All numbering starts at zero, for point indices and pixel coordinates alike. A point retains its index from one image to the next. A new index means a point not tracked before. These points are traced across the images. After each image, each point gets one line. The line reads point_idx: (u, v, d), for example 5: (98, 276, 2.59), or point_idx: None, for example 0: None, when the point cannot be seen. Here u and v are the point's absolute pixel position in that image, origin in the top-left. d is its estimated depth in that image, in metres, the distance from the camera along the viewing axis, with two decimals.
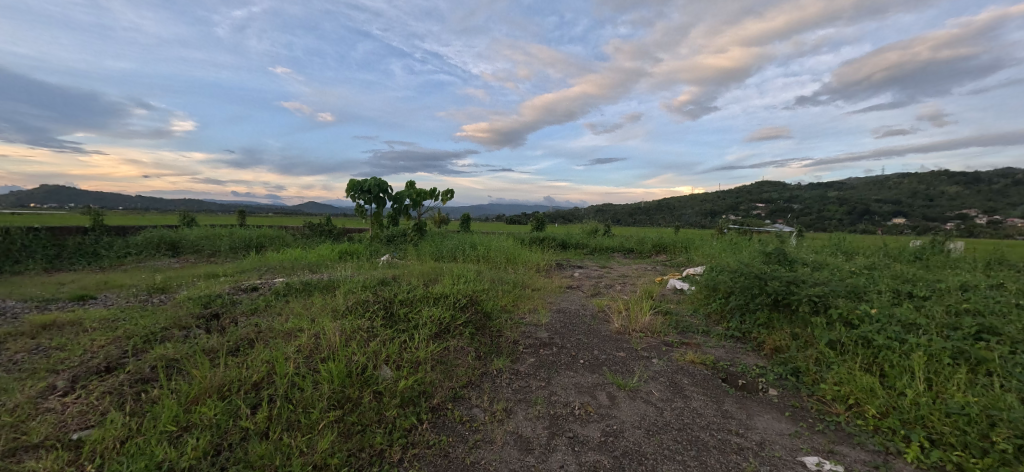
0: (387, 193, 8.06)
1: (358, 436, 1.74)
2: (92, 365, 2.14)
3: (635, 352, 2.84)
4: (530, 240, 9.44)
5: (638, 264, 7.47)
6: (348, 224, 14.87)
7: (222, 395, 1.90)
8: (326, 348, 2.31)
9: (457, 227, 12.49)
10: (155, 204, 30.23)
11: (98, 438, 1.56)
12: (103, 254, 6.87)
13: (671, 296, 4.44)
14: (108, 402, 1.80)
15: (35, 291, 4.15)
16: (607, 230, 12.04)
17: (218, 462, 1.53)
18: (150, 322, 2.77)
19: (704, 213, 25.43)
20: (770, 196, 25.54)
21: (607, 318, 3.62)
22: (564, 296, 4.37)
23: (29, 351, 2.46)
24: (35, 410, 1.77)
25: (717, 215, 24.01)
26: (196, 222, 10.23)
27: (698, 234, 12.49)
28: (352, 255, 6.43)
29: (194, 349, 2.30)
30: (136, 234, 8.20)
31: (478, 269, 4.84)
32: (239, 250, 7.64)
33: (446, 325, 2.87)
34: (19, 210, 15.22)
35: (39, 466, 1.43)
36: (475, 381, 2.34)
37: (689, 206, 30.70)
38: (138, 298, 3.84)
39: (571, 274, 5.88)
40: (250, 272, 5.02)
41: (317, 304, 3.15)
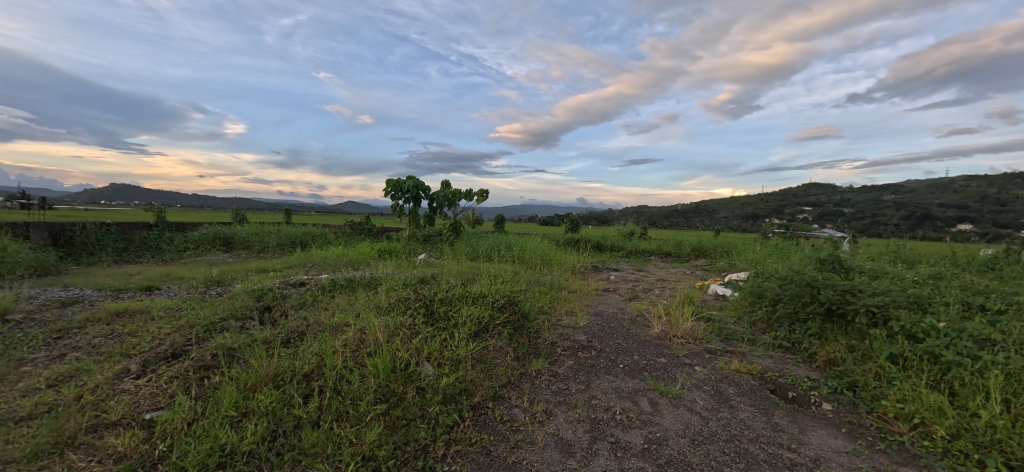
0: (423, 194, 8.19)
1: (403, 430, 1.78)
2: (160, 351, 2.33)
3: (676, 358, 2.76)
4: (564, 242, 9.32)
5: (677, 269, 7.20)
6: (384, 223, 15.34)
7: (277, 384, 2.00)
8: (371, 342, 2.39)
9: (490, 227, 12.58)
10: (206, 202, 32.43)
11: (168, 419, 1.69)
12: (165, 249, 7.35)
13: (713, 302, 4.25)
14: (175, 386, 1.95)
15: (109, 282, 4.49)
16: (643, 233, 11.78)
17: (274, 448, 1.62)
18: (209, 312, 2.96)
19: (742, 217, 24.53)
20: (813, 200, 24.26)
21: (646, 324, 3.51)
22: (600, 300, 4.29)
23: (105, 336, 2.74)
24: (112, 391, 1.97)
25: (757, 220, 22.94)
26: (246, 220, 10.84)
27: (739, 238, 12.03)
28: (390, 253, 6.61)
29: (250, 340, 2.44)
30: (194, 230, 8.76)
31: (514, 270, 4.83)
32: (286, 247, 8.03)
33: (485, 324, 2.90)
34: (96, 206, 16.96)
35: (117, 443, 1.57)
36: (514, 382, 2.35)
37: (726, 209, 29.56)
38: (198, 290, 4.09)
39: (606, 276, 5.81)
40: (296, 268, 5.26)
41: (361, 300, 3.25)
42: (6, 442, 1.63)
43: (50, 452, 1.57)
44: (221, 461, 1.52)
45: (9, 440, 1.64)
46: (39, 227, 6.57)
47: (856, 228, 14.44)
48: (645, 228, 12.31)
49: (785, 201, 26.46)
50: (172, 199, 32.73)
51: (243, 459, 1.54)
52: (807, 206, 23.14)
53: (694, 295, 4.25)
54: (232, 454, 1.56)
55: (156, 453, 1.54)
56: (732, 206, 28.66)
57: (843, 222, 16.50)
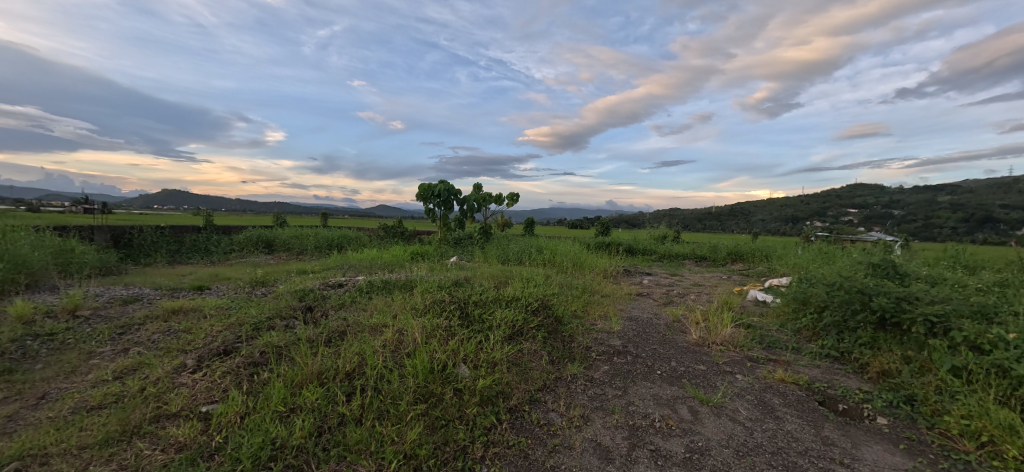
0: (454, 198, 8.34)
1: (442, 430, 1.80)
2: (213, 347, 2.49)
3: (716, 366, 2.68)
4: (594, 246, 9.22)
5: (712, 273, 6.98)
6: (414, 227, 15.69)
7: (321, 382, 2.08)
8: (409, 343, 2.45)
9: (519, 231, 12.64)
10: (247, 207, 34.23)
11: (223, 413, 1.79)
12: (213, 251, 7.80)
13: (753, 308, 4.11)
14: (227, 381, 2.06)
15: (165, 281, 4.81)
16: (676, 237, 11.51)
17: (321, 443, 1.68)
18: (256, 311, 3.12)
19: (781, 220, 23.55)
20: (857, 202, 22.97)
21: (683, 330, 3.46)
22: (634, 304, 4.21)
23: (163, 332, 2.96)
24: (172, 384, 2.12)
25: (797, 223, 21.94)
26: (286, 223, 11.37)
27: (779, 242, 11.53)
28: (423, 256, 6.75)
29: (295, 339, 2.55)
30: (238, 233, 9.25)
31: (546, 273, 4.82)
32: (323, 250, 8.34)
33: (520, 327, 2.92)
34: (151, 210, 18.25)
35: (178, 434, 1.68)
36: (550, 385, 2.34)
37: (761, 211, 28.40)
38: (244, 290, 4.31)
39: (639, 280, 5.71)
40: (334, 270, 5.45)
41: (397, 302, 3.33)
42: (81, 428, 1.82)
43: (119, 440, 1.72)
44: (272, 454, 1.60)
45: (83, 426, 1.84)
46: (103, 230, 7.12)
47: (908, 231, 13.54)
48: (677, 232, 11.99)
49: (825, 202, 25.19)
50: (216, 203, 34.66)
51: (292, 453, 1.61)
52: (850, 208, 21.94)
53: (732, 300, 4.11)
54: (282, 448, 1.64)
55: (213, 444, 1.64)
56: (768, 209, 27.56)
57: (893, 225, 15.53)
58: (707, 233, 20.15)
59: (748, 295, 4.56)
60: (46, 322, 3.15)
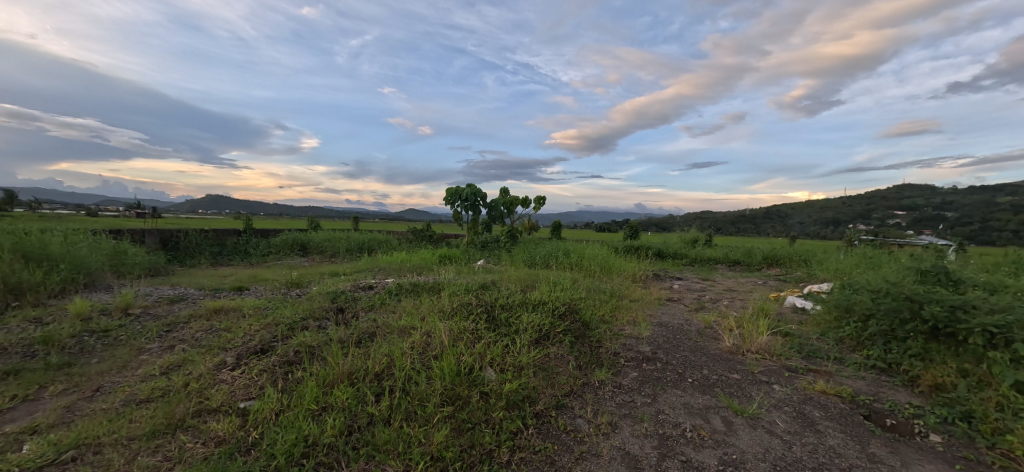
0: (480, 201, 8.42)
1: (468, 433, 1.81)
2: (251, 345, 2.59)
3: (751, 375, 2.58)
4: (623, 249, 9.06)
5: (747, 279, 6.72)
6: (442, 230, 15.97)
7: (352, 382, 2.13)
8: (437, 345, 2.47)
9: (546, 234, 12.63)
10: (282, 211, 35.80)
11: (259, 409, 1.85)
12: (252, 253, 8.17)
13: (791, 316, 3.93)
14: (264, 378, 2.14)
15: (208, 282, 5.06)
16: (708, 240, 11.19)
17: (351, 442, 1.72)
18: (291, 312, 3.23)
19: (819, 224, 22.50)
20: (903, 204, 21.65)
21: (716, 337, 3.35)
22: (664, 310, 4.11)
23: (206, 330, 3.11)
24: (213, 380, 2.23)
25: (837, 226, 20.89)
26: (319, 226, 11.80)
27: (820, 246, 11.00)
28: (451, 259, 6.84)
29: (328, 339, 2.62)
30: (275, 236, 9.67)
31: (573, 277, 4.78)
32: (354, 252, 8.58)
33: (547, 332, 2.90)
34: (197, 214, 19.39)
35: (218, 428, 1.76)
36: (577, 391, 2.31)
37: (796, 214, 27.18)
38: (280, 291, 4.48)
39: (669, 285, 5.57)
40: (365, 272, 5.60)
41: (425, 304, 3.37)
42: (131, 420, 1.93)
43: (164, 433, 1.81)
44: (305, 451, 1.64)
45: (133, 418, 1.95)
46: (153, 233, 7.60)
47: (964, 235, 12.61)
48: (709, 236, 11.64)
49: (867, 204, 23.88)
50: (253, 208, 36.37)
51: (324, 450, 1.65)
52: (895, 211, 20.70)
53: (769, 307, 3.95)
54: (314, 446, 1.68)
55: (249, 439, 1.70)
56: (804, 212, 26.40)
57: (945, 228, 14.54)
58: (739, 237, 19.47)
59: (786, 302, 4.36)
60: (101, 319, 3.37)
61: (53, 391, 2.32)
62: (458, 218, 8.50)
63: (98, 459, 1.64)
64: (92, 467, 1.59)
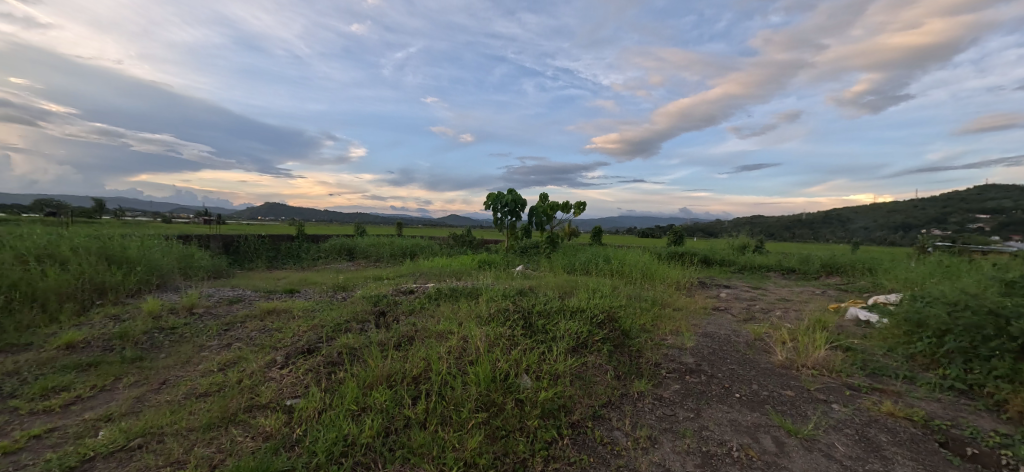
0: (521, 208, 8.49)
1: (502, 441, 1.79)
2: (298, 346, 2.72)
3: (807, 392, 2.38)
4: (666, 256, 8.74)
5: (803, 288, 6.27)
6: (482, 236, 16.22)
7: (390, 384, 2.17)
8: (473, 351, 2.48)
9: (586, 240, 12.50)
10: (328, 218, 37.82)
11: (304, 407, 1.93)
12: (303, 257, 8.66)
13: (854, 330, 3.62)
14: (309, 378, 2.23)
15: (263, 284, 5.40)
16: (759, 247, 10.62)
17: (388, 444, 1.75)
18: (337, 314, 3.36)
19: (884, 230, 20.75)
20: (984, 207, 19.50)
21: (767, 349, 3.14)
22: (710, 320, 3.91)
23: (259, 330, 3.30)
24: (263, 378, 2.35)
25: (906, 232, 19.15)
26: (365, 232, 12.34)
27: (889, 253, 10.09)
28: (490, 265, 6.91)
29: (369, 342, 2.70)
30: (324, 241, 10.19)
31: (613, 284, 4.67)
32: (397, 257, 8.86)
33: (584, 340, 2.83)
34: (255, 221, 20.89)
35: (266, 424, 1.85)
36: (615, 402, 2.23)
37: (854, 219, 25.16)
38: (328, 294, 4.69)
39: (716, 294, 5.32)
40: (406, 277, 5.76)
41: (463, 309, 3.41)
42: (190, 413, 2.07)
43: (218, 425, 1.93)
44: (344, 450, 1.68)
45: (192, 410, 2.09)
46: (217, 239, 8.25)
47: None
48: (760, 242, 11.03)
49: (939, 208, 21.73)
50: (302, 215, 38.50)
51: (362, 451, 1.69)
52: (975, 214, 18.68)
53: (827, 318, 3.66)
54: (352, 445, 1.72)
55: (293, 436, 1.77)
56: (864, 217, 24.45)
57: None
58: (792, 243, 18.27)
59: (848, 314, 4.01)
60: (170, 317, 3.67)
61: (126, 383, 2.54)
62: (500, 224, 8.59)
63: (160, 447, 1.77)
64: (155, 455, 1.71)
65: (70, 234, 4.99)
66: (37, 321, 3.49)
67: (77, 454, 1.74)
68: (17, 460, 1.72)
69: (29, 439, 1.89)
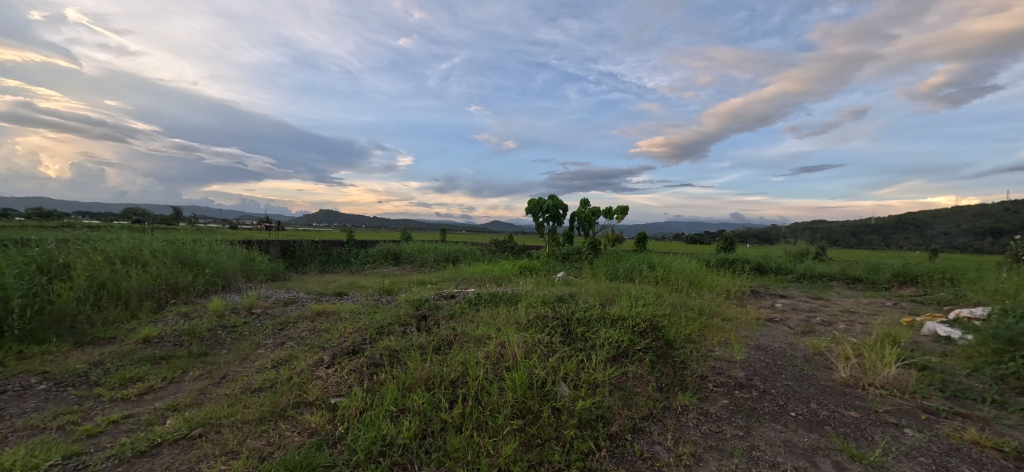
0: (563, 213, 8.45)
1: (537, 449, 1.76)
2: (344, 347, 2.83)
3: (874, 414, 2.17)
4: (715, 263, 8.33)
5: (871, 299, 5.75)
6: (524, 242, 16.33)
7: (429, 387, 2.21)
8: (510, 357, 2.47)
9: (630, 246, 12.23)
10: (373, 224, 39.55)
11: (346, 406, 2.00)
12: (353, 261, 9.10)
13: (933, 346, 3.25)
14: (353, 378, 2.32)
15: (316, 287, 5.71)
16: (821, 254, 9.89)
17: (424, 446, 1.76)
18: (381, 317, 3.48)
19: (967, 237, 18.66)
20: None
21: (828, 366, 2.89)
22: (763, 331, 3.67)
23: (310, 330, 3.48)
24: (312, 376, 2.47)
25: (995, 239, 17.09)
26: (411, 238, 12.79)
27: (980, 262, 9.01)
28: (531, 271, 6.92)
29: (410, 344, 2.77)
30: (372, 246, 10.67)
31: (657, 292, 4.52)
32: (440, 262, 9.08)
33: (625, 349, 2.74)
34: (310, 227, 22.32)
35: (312, 420, 1.93)
36: (657, 415, 2.13)
37: (928, 225, 22.76)
38: (374, 297, 4.88)
39: (770, 304, 5.00)
40: (449, 282, 5.89)
41: (502, 315, 3.41)
42: (244, 406, 2.21)
43: (269, 419, 2.04)
44: (382, 450, 1.71)
45: (246, 404, 2.23)
46: (276, 244, 8.87)
47: None
48: (821, 249, 10.27)
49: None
50: (348, 222, 40.49)
51: (399, 451, 1.72)
52: None
53: (899, 333, 3.32)
54: (390, 445, 1.76)
55: (336, 433, 1.83)
56: (942, 223, 22.11)
57: None
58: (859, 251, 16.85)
59: (924, 329, 3.63)
60: (232, 316, 3.96)
61: (192, 376, 2.76)
62: (541, 230, 8.60)
63: (217, 437, 1.90)
64: (213, 444, 1.84)
65: (151, 239, 5.54)
66: (121, 317, 3.89)
67: (147, 439, 1.90)
68: (98, 442, 1.91)
69: (108, 424, 2.09)
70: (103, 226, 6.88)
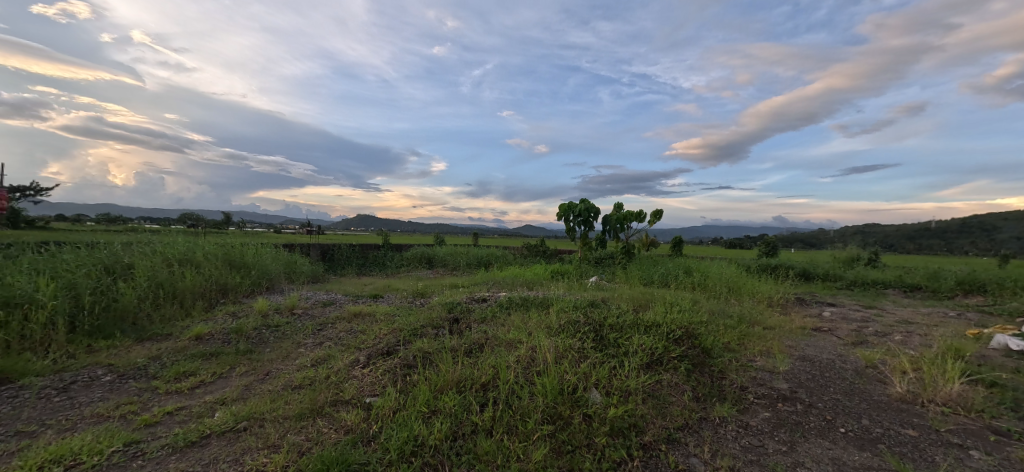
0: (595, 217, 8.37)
1: (567, 456, 1.73)
2: (379, 347, 2.91)
3: (935, 434, 2.00)
4: (755, 269, 7.96)
5: (933, 309, 5.33)
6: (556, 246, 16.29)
7: (460, 389, 2.23)
8: (541, 361, 2.46)
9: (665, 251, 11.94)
10: (404, 228, 40.61)
11: (380, 406, 2.05)
12: (389, 264, 9.37)
13: (1004, 361, 2.96)
14: (386, 378, 2.37)
15: (353, 289, 5.91)
16: (874, 260, 9.27)
17: (455, 448, 1.78)
18: (415, 319, 3.56)
19: None
20: None
21: (883, 380, 2.70)
22: (808, 341, 3.48)
23: (347, 331, 3.60)
24: (348, 375, 2.55)
25: None
26: (444, 242, 13.04)
27: None
28: (563, 275, 6.88)
29: (442, 347, 2.81)
30: (406, 249, 10.97)
31: (694, 298, 4.38)
32: (474, 266, 9.16)
33: (659, 356, 2.67)
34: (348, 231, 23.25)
35: (348, 418, 1.99)
36: (693, 426, 2.06)
37: (998, 228, 20.81)
38: (408, 300, 5.00)
39: (817, 312, 4.72)
40: (481, 285, 5.95)
41: (533, 319, 3.40)
42: (285, 403, 2.31)
43: (308, 416, 2.12)
44: (414, 450, 1.74)
45: (287, 400, 2.33)
46: (317, 248, 9.28)
47: None
48: (875, 255, 9.62)
49: None
50: (381, 226, 41.71)
51: (430, 452, 1.74)
52: None
53: (964, 347, 3.05)
54: (421, 445, 1.78)
55: (370, 431, 1.88)
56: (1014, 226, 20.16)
57: None
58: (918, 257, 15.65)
59: (994, 342, 3.32)
60: (275, 316, 4.17)
61: (239, 372, 2.92)
62: (572, 234, 8.56)
63: (260, 431, 1.99)
64: (256, 437, 1.93)
65: (203, 243, 5.93)
66: (176, 315, 4.17)
67: (197, 431, 2.02)
68: (154, 432, 2.05)
69: (163, 415, 2.24)
70: (162, 230, 7.42)
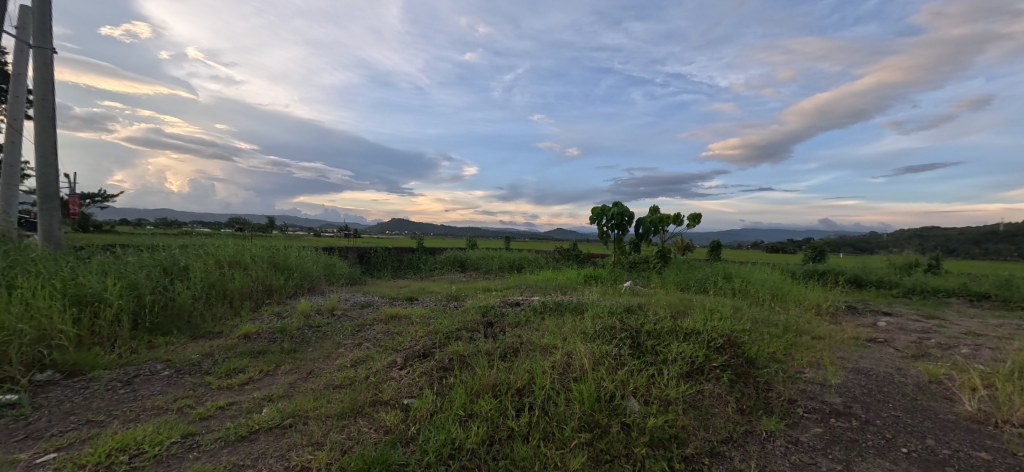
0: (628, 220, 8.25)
1: (606, 466, 1.71)
2: (415, 350, 2.98)
3: (1011, 458, 1.84)
4: (800, 275, 7.57)
5: (1006, 320, 4.89)
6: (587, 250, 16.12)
7: (496, 394, 2.25)
8: (578, 367, 2.44)
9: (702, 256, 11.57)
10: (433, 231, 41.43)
11: (418, 408, 2.10)
12: (422, 267, 9.58)
13: None
14: (424, 380, 2.43)
15: (389, 291, 6.08)
16: (936, 266, 8.61)
17: (492, 452, 1.79)
18: (450, 322, 3.61)
19: None
20: None
21: (949, 397, 2.50)
22: (862, 353, 3.28)
23: (384, 333, 3.71)
24: (387, 376, 2.62)
25: None
26: (476, 245, 13.18)
27: None
28: (597, 280, 6.80)
29: (477, 351, 2.84)
30: (439, 252, 11.18)
31: (735, 305, 4.23)
32: (505, 270, 9.24)
33: (699, 365, 2.59)
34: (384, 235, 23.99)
35: (388, 419, 2.05)
36: (737, 439, 1.99)
37: None
38: (442, 303, 5.09)
39: (871, 322, 4.44)
40: (514, 289, 5.97)
41: (567, 324, 3.38)
42: (327, 401, 2.41)
43: (349, 415, 2.20)
44: (452, 453, 1.77)
45: (329, 399, 2.43)
46: (354, 250, 9.62)
47: None
48: (936, 260, 8.94)
49: None
50: (412, 230, 42.67)
51: (468, 455, 1.76)
52: None
53: None
54: (459, 449, 1.81)
55: (409, 433, 1.93)
56: None
57: None
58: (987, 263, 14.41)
59: None
60: (316, 317, 4.34)
61: (284, 370, 3.07)
62: (604, 237, 8.47)
63: (305, 428, 2.08)
64: (301, 434, 2.02)
65: (250, 245, 6.28)
66: (226, 313, 4.43)
67: (247, 426, 2.13)
68: (208, 425, 2.18)
69: (216, 409, 2.38)
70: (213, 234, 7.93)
